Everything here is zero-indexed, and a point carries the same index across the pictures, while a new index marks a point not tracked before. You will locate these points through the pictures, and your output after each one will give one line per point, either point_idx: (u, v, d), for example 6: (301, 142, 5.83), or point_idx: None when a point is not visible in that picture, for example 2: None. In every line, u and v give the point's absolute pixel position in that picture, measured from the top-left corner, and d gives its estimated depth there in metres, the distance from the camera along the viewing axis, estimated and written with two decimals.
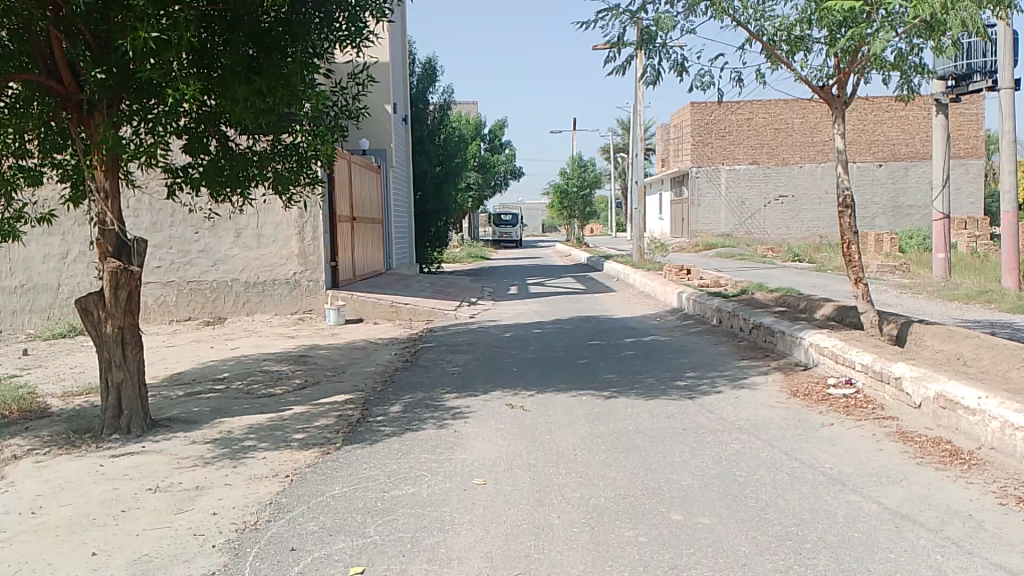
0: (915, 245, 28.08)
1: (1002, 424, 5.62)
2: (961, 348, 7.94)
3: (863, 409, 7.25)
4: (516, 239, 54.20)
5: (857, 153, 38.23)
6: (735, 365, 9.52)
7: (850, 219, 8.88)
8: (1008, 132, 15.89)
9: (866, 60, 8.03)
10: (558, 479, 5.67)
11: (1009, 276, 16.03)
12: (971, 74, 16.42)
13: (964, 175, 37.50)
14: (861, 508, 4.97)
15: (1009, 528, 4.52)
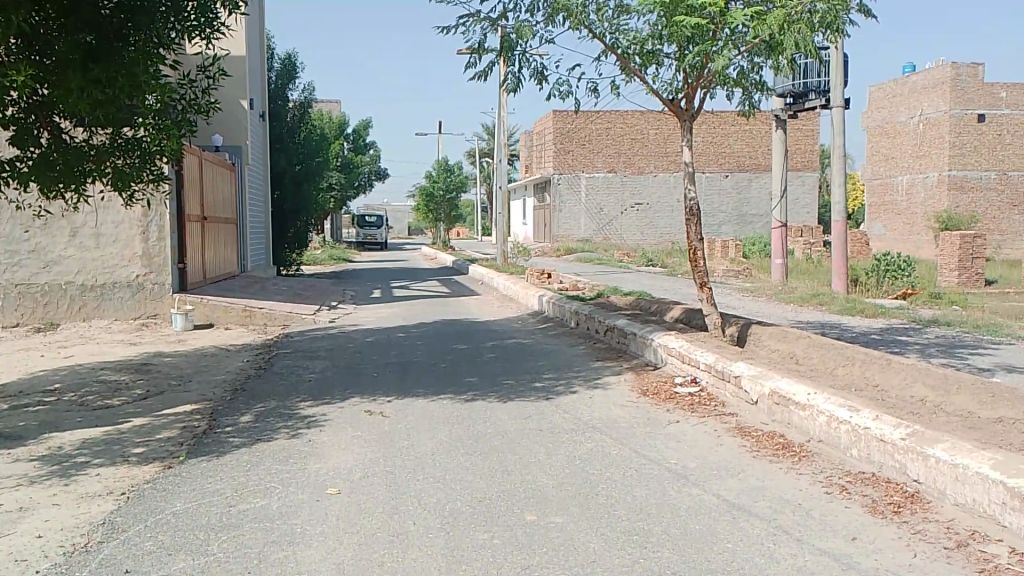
0: (758, 251, 29.98)
1: (829, 418, 6.09)
2: (793, 347, 8.55)
3: (707, 406, 7.66)
4: (380, 241, 53.49)
5: (705, 164, 40.45)
6: (590, 366, 9.82)
7: (696, 226, 9.34)
8: (839, 148, 17.28)
9: (711, 76, 8.49)
10: (415, 485, 5.62)
11: (839, 280, 17.43)
12: (807, 92, 17.70)
13: (801, 186, 40.49)
14: (704, 501, 5.24)
15: (832, 515, 4.90)
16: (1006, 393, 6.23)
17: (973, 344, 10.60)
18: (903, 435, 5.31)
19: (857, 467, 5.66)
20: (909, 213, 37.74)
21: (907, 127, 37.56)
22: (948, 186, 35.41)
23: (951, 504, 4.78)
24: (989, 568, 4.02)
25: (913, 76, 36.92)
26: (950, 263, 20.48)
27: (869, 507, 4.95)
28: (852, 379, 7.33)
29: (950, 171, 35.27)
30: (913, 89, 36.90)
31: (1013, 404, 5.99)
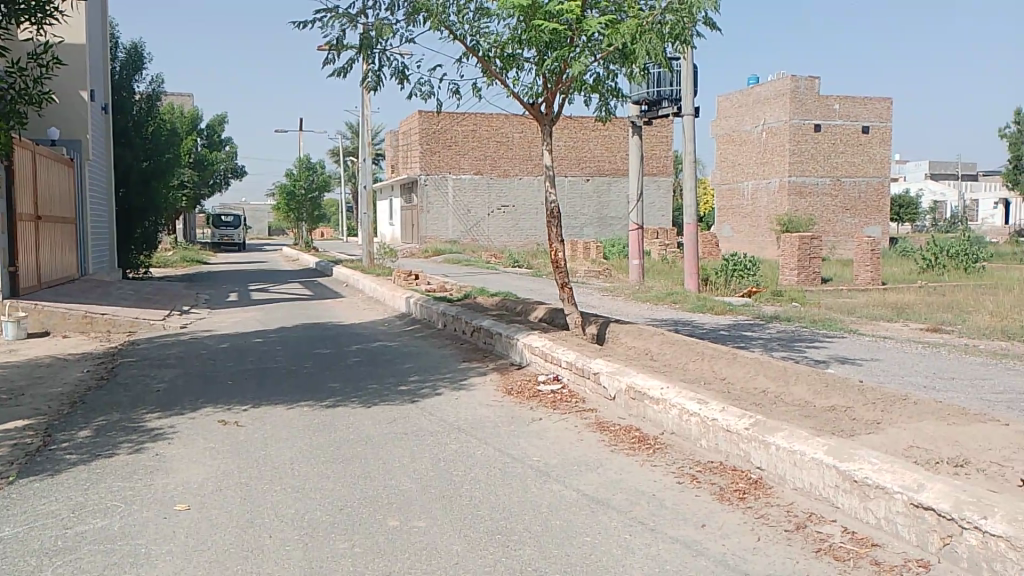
0: (618, 252, 31.06)
1: (681, 411, 6.38)
2: (649, 344, 8.91)
3: (568, 403, 7.84)
4: (238, 242, 51.33)
5: (567, 169, 41.47)
6: (454, 367, 9.82)
7: (557, 228, 9.54)
8: (690, 154, 18.16)
9: (570, 81, 8.70)
10: (271, 496, 5.42)
11: (691, 279, 18.33)
12: (660, 100, 18.50)
13: (657, 190, 42.33)
14: (563, 496, 5.36)
15: (683, 504, 5.13)
16: (837, 382, 6.76)
17: (810, 337, 11.43)
18: (747, 425, 5.65)
19: (706, 457, 5.96)
20: (754, 216, 40.25)
21: (752, 135, 40.00)
22: (789, 191, 38.05)
23: (791, 489, 5.11)
24: (824, 547, 4.33)
25: (757, 87, 39.36)
26: (790, 262, 22.00)
27: (717, 495, 5.23)
28: (703, 373, 7.72)
29: (790, 177, 37.90)
30: (757, 99, 39.33)
31: (844, 392, 6.50)
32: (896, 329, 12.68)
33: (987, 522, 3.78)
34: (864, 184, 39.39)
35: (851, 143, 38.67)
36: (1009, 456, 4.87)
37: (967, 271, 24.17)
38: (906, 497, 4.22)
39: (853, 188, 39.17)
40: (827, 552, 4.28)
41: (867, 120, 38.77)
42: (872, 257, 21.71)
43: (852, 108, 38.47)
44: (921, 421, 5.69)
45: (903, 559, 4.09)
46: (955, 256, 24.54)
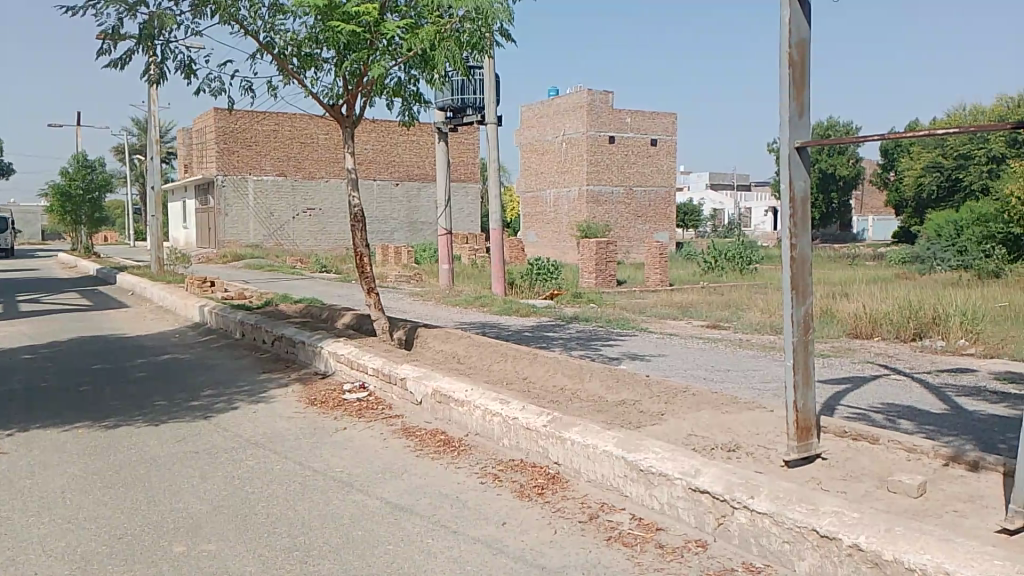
0: (428, 257, 31.16)
1: (484, 412, 6.49)
2: (456, 347, 9.00)
3: (374, 410, 7.72)
4: (4, 248, 45.76)
5: (376, 172, 40.95)
6: (255, 379, 9.36)
7: (362, 232, 9.39)
8: (495, 161, 18.57)
9: (370, 83, 8.61)
10: (37, 530, 4.87)
11: (498, 283, 18.74)
12: (464, 108, 18.76)
13: (465, 196, 42.92)
14: (366, 506, 5.26)
15: (485, 503, 5.22)
16: (627, 377, 7.20)
17: (606, 336, 12.08)
18: (545, 422, 5.85)
19: (507, 455, 6.10)
20: (557, 222, 41.94)
21: (553, 145, 41.70)
22: (587, 200, 40.13)
23: (585, 481, 5.35)
24: (614, 535, 4.57)
25: (558, 99, 41.13)
26: (589, 266, 23.15)
27: (518, 492, 5.37)
28: (506, 374, 7.92)
29: (589, 185, 39.96)
30: (558, 111, 41.10)
31: (633, 387, 6.93)
32: (681, 327, 13.71)
33: (754, 501, 4.16)
34: (654, 193, 42.35)
35: (642, 155, 41.41)
36: (772, 439, 5.42)
37: (742, 272, 26.68)
38: (686, 483, 4.55)
39: (645, 198, 41.96)
40: (617, 539, 4.52)
41: (656, 133, 41.70)
42: (660, 261, 23.36)
43: (642, 122, 41.18)
44: (700, 410, 6.19)
45: (683, 540, 4.41)
46: (731, 259, 27.02)
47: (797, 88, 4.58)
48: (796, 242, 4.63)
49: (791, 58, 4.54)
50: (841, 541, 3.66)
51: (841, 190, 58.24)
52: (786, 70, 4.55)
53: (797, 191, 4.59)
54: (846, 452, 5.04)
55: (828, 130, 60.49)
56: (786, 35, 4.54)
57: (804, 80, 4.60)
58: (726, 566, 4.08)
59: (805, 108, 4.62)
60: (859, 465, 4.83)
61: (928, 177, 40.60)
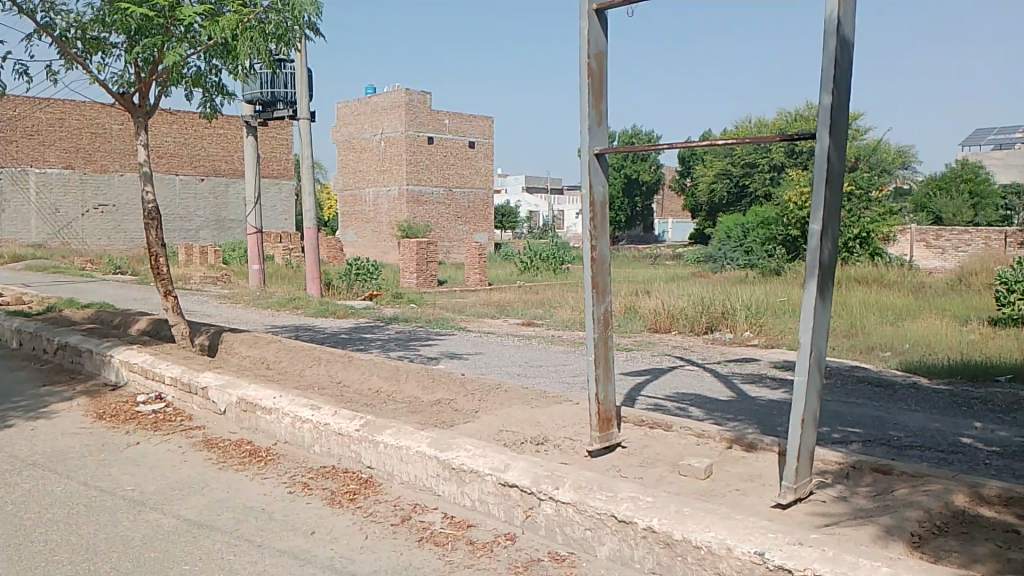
0: (238, 257, 29.67)
1: (293, 419, 6.26)
2: (264, 353, 8.61)
3: (172, 422, 7.20)
4: None
5: (179, 166, 38.41)
6: (34, 393, 8.44)
7: (157, 232, 8.76)
8: (308, 158, 17.96)
9: (166, 72, 8.05)
10: None
11: (312, 284, 18.18)
12: (275, 102, 18.02)
13: (278, 194, 41.24)
14: (161, 525, 4.90)
15: (292, 514, 5.02)
16: (443, 376, 7.23)
17: (423, 336, 12.07)
18: (358, 427, 5.73)
19: (318, 462, 5.92)
20: (376, 222, 41.39)
21: (370, 144, 41.08)
22: (407, 200, 39.94)
23: (398, 483, 5.30)
24: (426, 535, 4.55)
25: (375, 97, 40.65)
26: (409, 266, 23.04)
27: (328, 500, 5.22)
28: (319, 378, 7.69)
29: (408, 185, 39.79)
30: (375, 109, 40.61)
31: (449, 386, 6.97)
32: (498, 325, 13.98)
33: (558, 492, 4.27)
34: (473, 194, 42.99)
35: (461, 157, 41.86)
36: (576, 431, 5.66)
37: (556, 272, 27.76)
38: (495, 478, 4.61)
39: (464, 199, 42.44)
40: (428, 539, 4.51)
41: (473, 135, 42.33)
42: (479, 261, 23.68)
43: (460, 124, 41.64)
44: (510, 406, 6.35)
45: (493, 535, 4.46)
46: (546, 259, 28.04)
47: (596, 96, 4.79)
48: (596, 244, 4.86)
49: (590, 69, 4.75)
50: (637, 524, 3.84)
51: (644, 194, 62.04)
52: (585, 80, 4.75)
53: (596, 195, 4.81)
54: (643, 441, 5.36)
55: (632, 137, 64.18)
56: (585, 45, 4.74)
57: (602, 90, 4.83)
58: (533, 557, 4.17)
59: (604, 116, 4.85)
60: (654, 452, 5.15)
61: (719, 183, 44.16)
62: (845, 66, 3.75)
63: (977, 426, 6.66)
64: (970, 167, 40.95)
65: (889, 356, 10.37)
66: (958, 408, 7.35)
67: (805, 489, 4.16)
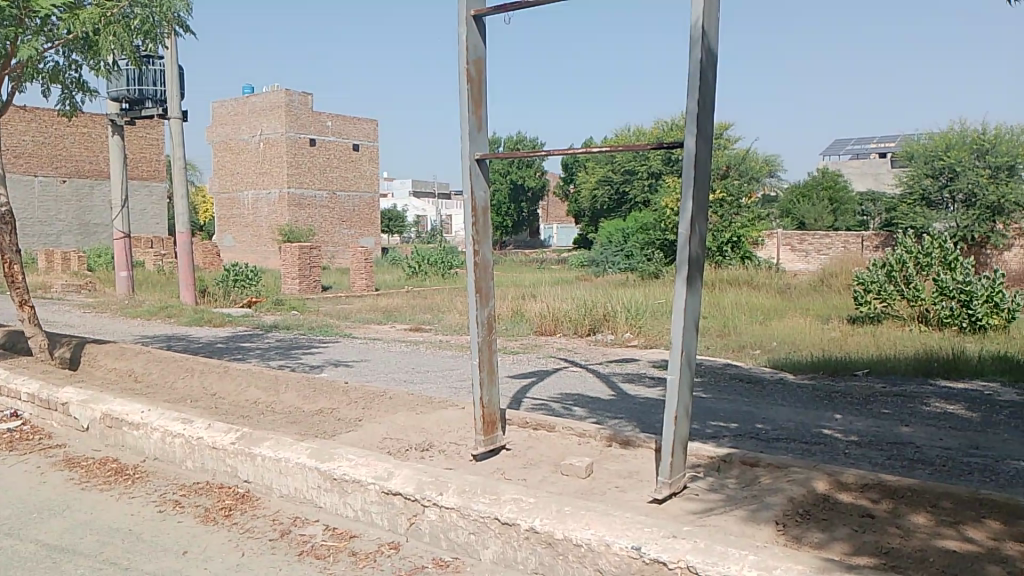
0: (104, 263, 27.98)
1: (163, 434, 5.95)
2: (133, 364, 8.15)
3: (28, 441, 6.69)
4: None
5: (37, 167, 35.91)
6: None
7: (11, 239, 8.14)
8: (180, 159, 17.14)
9: (19, 67, 7.50)
10: None
11: (186, 291, 17.35)
12: (143, 100, 17.11)
13: (149, 196, 39.17)
14: (15, 552, 4.54)
15: (163, 534, 4.77)
16: (324, 385, 7.07)
17: (305, 344, 11.77)
18: (233, 439, 5.50)
19: (192, 478, 5.65)
20: (255, 226, 40.00)
21: (248, 145, 39.70)
22: (287, 203, 38.78)
23: (277, 496, 5.13)
24: (306, 549, 4.42)
25: (253, 97, 39.35)
26: (291, 272, 22.39)
27: (202, 517, 5.00)
28: (191, 391, 7.35)
29: (288, 188, 38.68)
30: (253, 109, 39.32)
31: (330, 395, 6.82)
32: (384, 331, 13.80)
33: (442, 497, 4.22)
34: (357, 198, 42.31)
35: (344, 159, 41.08)
36: (462, 436, 5.65)
37: (444, 276, 27.73)
38: (379, 486, 4.50)
39: (348, 202, 41.69)
40: (309, 553, 4.38)
41: (357, 138, 41.68)
42: (365, 266, 23.32)
43: (343, 126, 40.90)
44: (394, 413, 6.28)
45: (376, 545, 4.37)
46: (434, 264, 27.99)
47: (475, 103, 4.82)
48: (479, 248, 4.87)
49: (468, 75, 4.76)
50: (519, 526, 3.85)
51: (529, 199, 62.89)
52: (464, 86, 4.76)
53: (478, 201, 4.83)
54: (527, 442, 5.42)
55: (517, 143, 64.95)
56: (463, 51, 4.76)
57: (482, 95, 4.86)
58: (417, 564, 4.12)
59: (483, 122, 4.89)
60: (538, 453, 5.21)
61: (601, 190, 45.32)
62: (710, 74, 3.94)
63: (836, 418, 7.12)
64: (829, 175, 43.72)
65: (758, 354, 10.95)
66: (821, 402, 7.84)
67: (679, 484, 4.32)
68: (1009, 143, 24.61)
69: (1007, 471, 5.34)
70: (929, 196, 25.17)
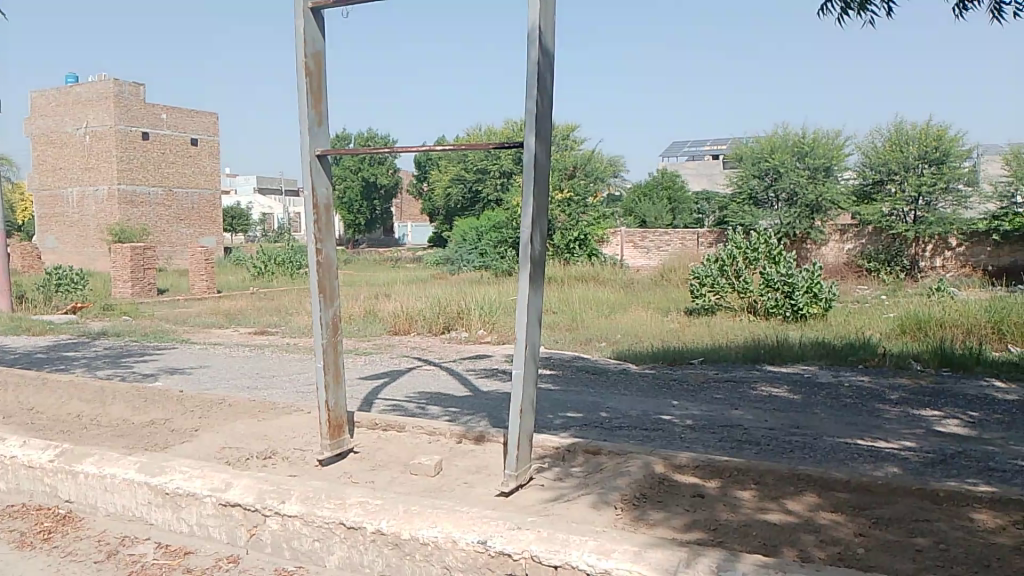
0: None
1: None
2: None
3: None
4: None
5: None
6: None
7: None
8: None
9: None
10: None
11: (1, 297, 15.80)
12: None
13: None
14: None
15: None
16: (157, 395, 6.65)
17: (139, 351, 11.05)
18: (52, 457, 5.05)
19: (5, 501, 5.14)
20: (82, 225, 37.04)
21: (73, 138, 36.72)
22: (119, 200, 36.15)
23: (103, 516, 4.76)
24: (135, 570, 4.14)
25: (77, 86, 36.41)
26: (123, 274, 20.94)
27: (17, 543, 4.56)
28: (4, 407, 6.69)
29: (120, 185, 36.11)
30: (77, 100, 36.38)
31: (164, 405, 6.43)
32: (227, 336, 13.15)
33: (284, 505, 4.06)
34: (197, 196, 40.12)
35: (180, 154, 38.82)
36: (307, 441, 5.49)
37: (292, 276, 26.89)
38: (215, 498, 4.27)
39: (185, 200, 39.45)
40: (139, 573, 4.10)
41: (195, 132, 39.49)
42: (206, 267, 22.15)
43: (180, 119, 38.56)
44: (234, 421, 6.00)
45: (213, 560, 4.15)
46: (281, 264, 27.09)
47: (315, 97, 4.68)
48: (321, 247, 4.74)
49: (307, 68, 4.62)
50: (365, 529, 3.77)
51: (382, 197, 61.73)
52: (302, 79, 4.62)
53: (320, 198, 4.70)
54: (376, 444, 5.34)
55: (367, 140, 63.86)
56: (301, 45, 4.61)
57: (321, 90, 4.73)
58: None
59: (324, 117, 4.76)
60: (387, 454, 5.15)
61: (454, 188, 45.45)
62: (547, 77, 4.03)
63: (676, 405, 7.51)
64: (669, 176, 46.00)
65: (604, 347, 11.37)
66: (661, 390, 8.24)
67: (525, 476, 4.40)
68: (824, 145, 26.63)
69: (823, 447, 5.83)
70: (756, 196, 27.22)
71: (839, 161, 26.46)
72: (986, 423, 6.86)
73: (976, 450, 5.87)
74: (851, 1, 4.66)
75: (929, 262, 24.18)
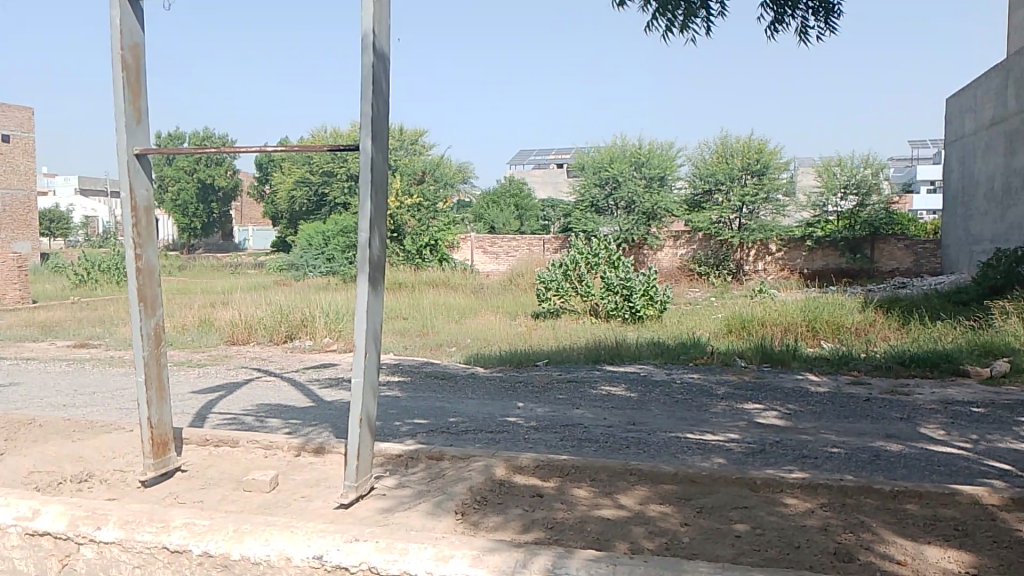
0: None
1: None
2: None
3: None
4: None
5: None
6: None
7: None
8: None
9: None
10: None
11: None
12: None
13: None
14: None
15: None
16: None
17: None
18: None
19: None
20: None
21: None
22: None
23: None
24: None
25: None
26: None
27: None
28: None
29: None
30: None
31: None
32: (41, 350, 12.03)
33: (101, 531, 3.75)
34: (10, 196, 36.20)
35: None
36: (129, 462, 5.13)
37: (119, 284, 25.09)
38: (21, 529, 3.88)
39: None
40: None
41: (6, 128, 36.28)
42: (19, 275, 20.24)
43: None
44: (45, 443, 5.50)
45: None
46: (106, 271, 25.23)
47: (133, 93, 4.39)
48: (141, 253, 4.44)
49: (123, 61, 4.32)
50: (190, 552, 3.55)
51: (221, 201, 58.77)
52: (119, 73, 4.31)
53: (139, 200, 4.40)
54: (207, 461, 5.07)
55: (204, 139, 60.71)
56: (117, 36, 4.30)
57: (140, 85, 4.44)
58: None
59: (143, 114, 4.47)
60: (217, 472, 4.89)
61: (299, 192, 44.06)
62: (381, 81, 3.98)
63: (520, 406, 7.64)
64: (516, 183, 46.96)
65: (453, 351, 11.39)
66: (507, 392, 8.36)
67: (365, 486, 4.31)
68: (659, 157, 28.05)
69: (656, 442, 6.13)
70: (597, 204, 28.21)
71: (672, 171, 27.87)
72: (800, 413, 7.49)
73: (791, 439, 6.37)
74: (674, 19, 4.92)
75: (753, 266, 26.17)
